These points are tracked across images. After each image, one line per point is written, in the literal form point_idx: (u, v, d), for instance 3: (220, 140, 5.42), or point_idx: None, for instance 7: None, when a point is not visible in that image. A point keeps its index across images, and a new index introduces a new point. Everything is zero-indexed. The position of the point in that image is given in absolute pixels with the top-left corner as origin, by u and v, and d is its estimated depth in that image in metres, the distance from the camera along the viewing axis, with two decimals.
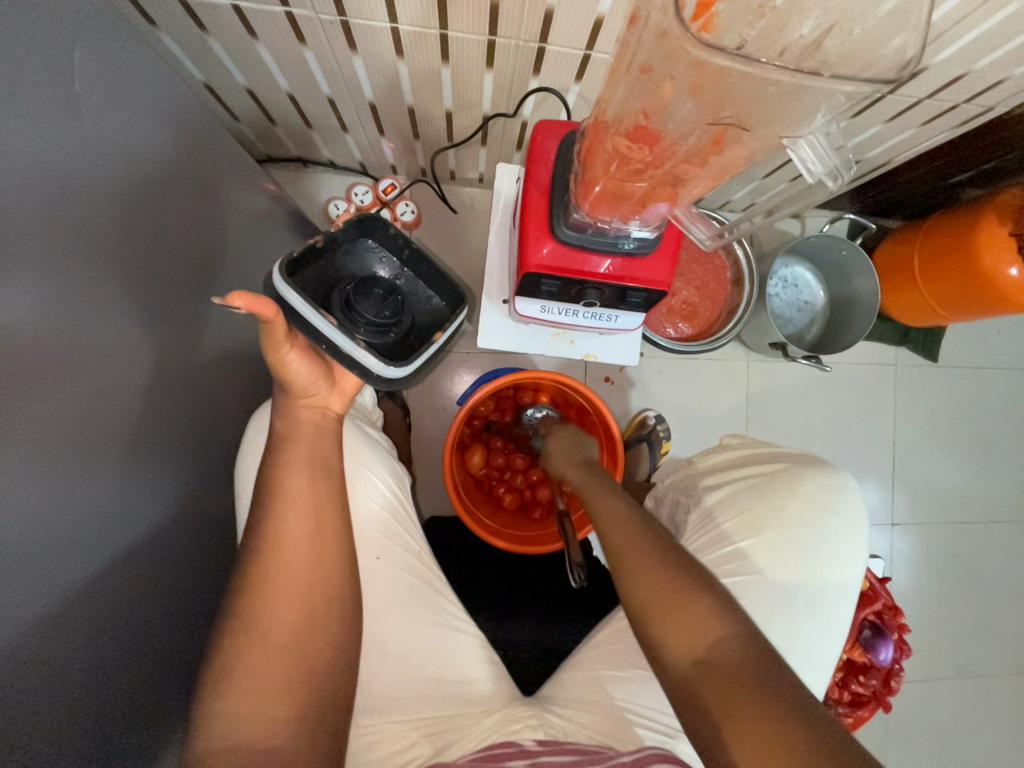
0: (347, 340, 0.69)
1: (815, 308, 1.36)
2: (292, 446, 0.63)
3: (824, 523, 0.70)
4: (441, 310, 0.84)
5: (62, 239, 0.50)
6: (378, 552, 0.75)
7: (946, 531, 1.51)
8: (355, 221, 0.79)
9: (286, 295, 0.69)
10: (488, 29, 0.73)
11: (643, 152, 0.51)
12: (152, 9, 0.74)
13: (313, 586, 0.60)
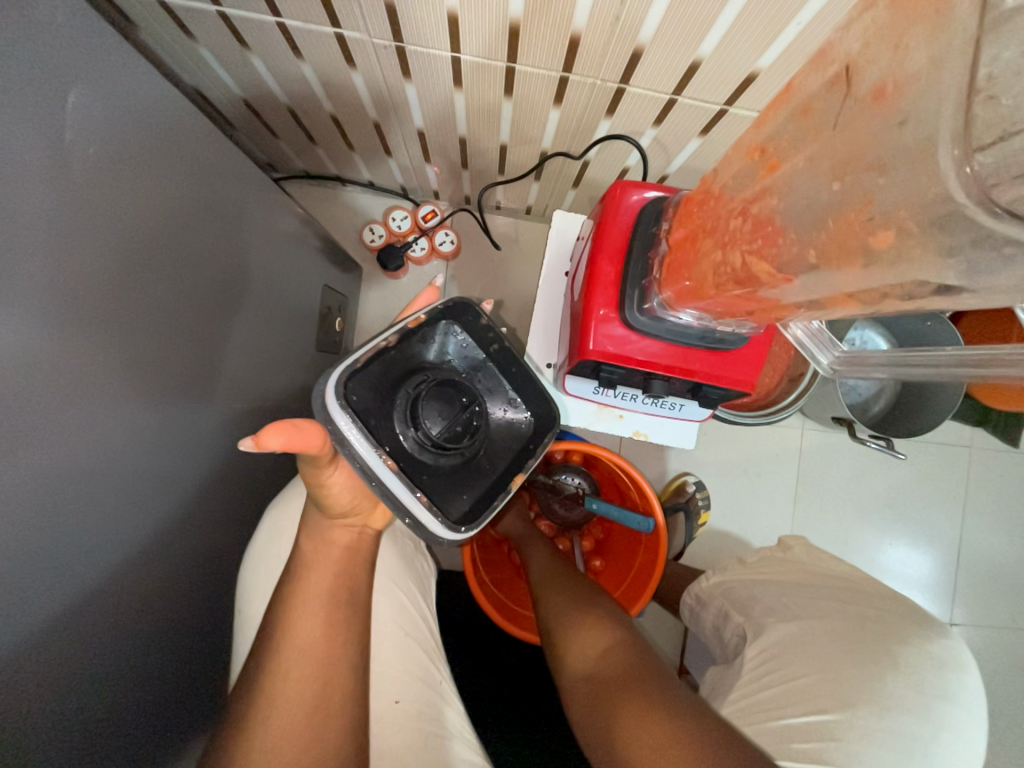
0: (404, 487, 0.58)
1: (885, 379, 1.22)
2: (316, 571, 0.57)
3: (924, 694, 0.58)
4: (521, 428, 0.70)
5: (64, 296, 0.42)
6: (397, 696, 0.60)
7: (1013, 638, 1.33)
8: (441, 307, 0.65)
9: (338, 421, 0.57)
10: (563, 66, 0.64)
11: (777, 278, 0.42)
12: (190, 22, 0.67)
13: (313, 739, 0.49)
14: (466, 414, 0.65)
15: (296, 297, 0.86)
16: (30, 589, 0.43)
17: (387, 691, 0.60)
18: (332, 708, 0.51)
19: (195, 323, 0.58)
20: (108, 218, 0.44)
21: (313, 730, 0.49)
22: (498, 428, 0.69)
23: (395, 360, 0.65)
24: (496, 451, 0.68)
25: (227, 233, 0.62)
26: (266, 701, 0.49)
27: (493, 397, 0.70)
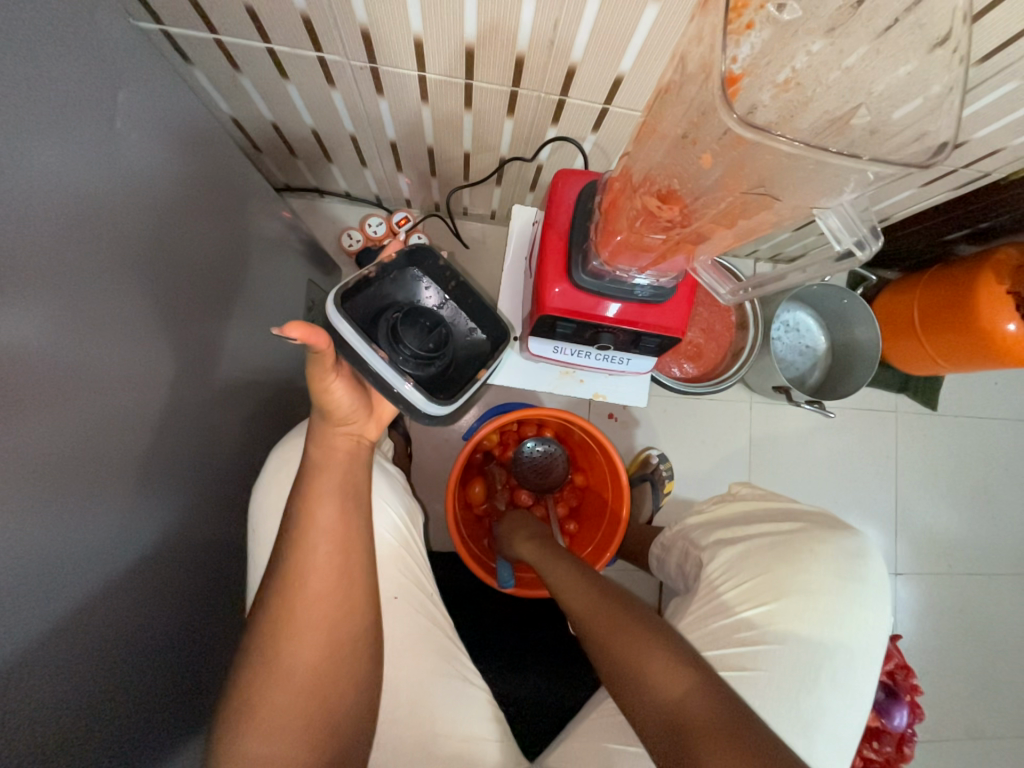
0: (393, 373, 0.67)
1: (816, 353, 1.37)
2: (323, 476, 0.57)
3: (842, 585, 0.70)
4: (483, 345, 0.79)
5: (92, 257, 0.49)
6: (396, 592, 0.65)
7: (952, 583, 1.47)
8: (406, 249, 0.75)
9: (337, 325, 0.68)
10: (512, 82, 0.76)
11: (675, 212, 0.51)
12: (190, 49, 0.77)
13: (336, 622, 0.54)
14: (438, 333, 0.71)
15: (284, 290, 0.94)
16: (74, 510, 0.49)
17: (388, 587, 0.65)
18: (353, 583, 0.56)
19: (196, 304, 0.67)
20: (130, 202, 0.54)
21: (341, 599, 0.55)
22: (465, 345, 0.78)
23: (373, 296, 0.74)
24: (464, 363, 0.77)
25: (225, 224, 0.72)
26: (293, 590, 0.52)
27: (458, 323, 0.79)
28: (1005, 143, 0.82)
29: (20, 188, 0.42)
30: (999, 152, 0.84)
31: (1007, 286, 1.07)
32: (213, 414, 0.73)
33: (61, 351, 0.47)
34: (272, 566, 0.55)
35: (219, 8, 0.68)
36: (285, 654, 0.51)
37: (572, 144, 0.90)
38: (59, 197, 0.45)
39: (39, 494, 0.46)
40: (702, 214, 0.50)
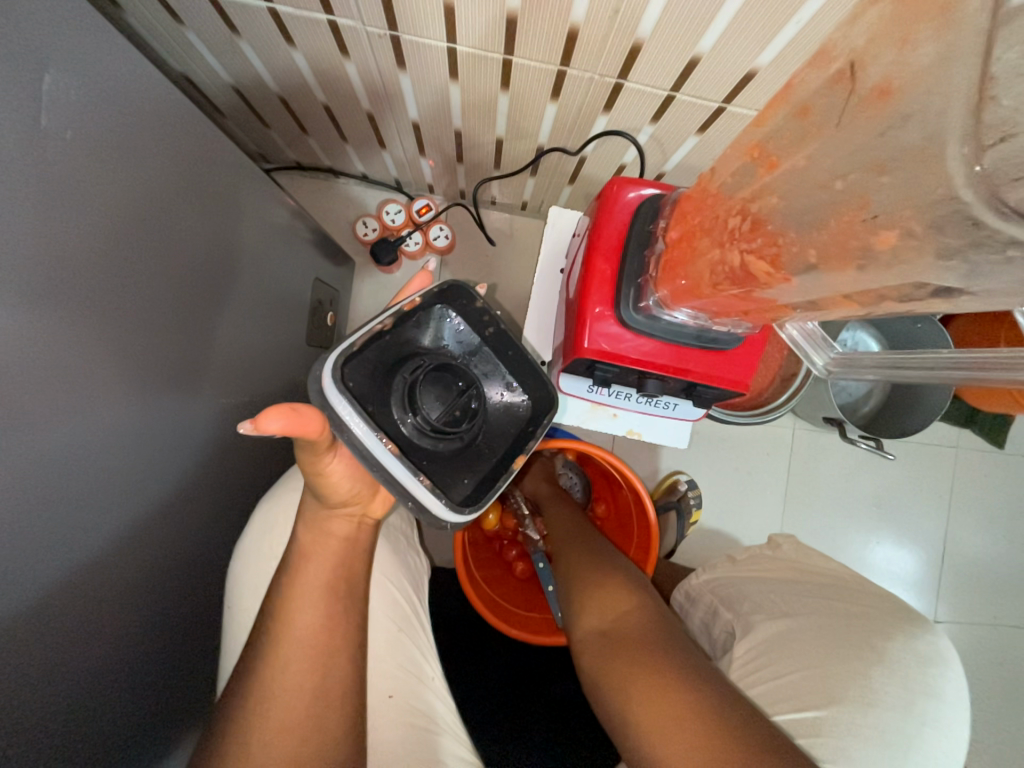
0: (406, 470, 0.54)
1: (875, 380, 1.22)
2: (311, 566, 0.52)
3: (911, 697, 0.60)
4: (521, 411, 0.67)
5: (41, 281, 0.40)
6: (391, 690, 0.57)
7: (995, 635, 1.36)
8: (436, 287, 0.63)
9: (334, 402, 0.54)
10: (560, 60, 0.63)
11: (772, 276, 0.42)
12: (179, 5, 0.65)
13: (312, 717, 0.48)
14: (464, 399, 0.63)
15: (288, 291, 0.84)
16: (21, 582, 0.42)
17: (380, 682, 0.57)
18: (330, 701, 0.49)
19: (183, 324, 0.57)
20: (92, 208, 0.43)
21: (314, 716, 0.48)
22: (499, 410, 0.67)
23: (389, 347, 0.62)
24: (495, 434, 0.66)
25: (220, 222, 0.62)
26: (263, 699, 0.47)
27: (491, 380, 0.67)
28: None
29: None
30: None
31: None
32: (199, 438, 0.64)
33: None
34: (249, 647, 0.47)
35: None
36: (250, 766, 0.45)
37: (623, 137, 0.76)
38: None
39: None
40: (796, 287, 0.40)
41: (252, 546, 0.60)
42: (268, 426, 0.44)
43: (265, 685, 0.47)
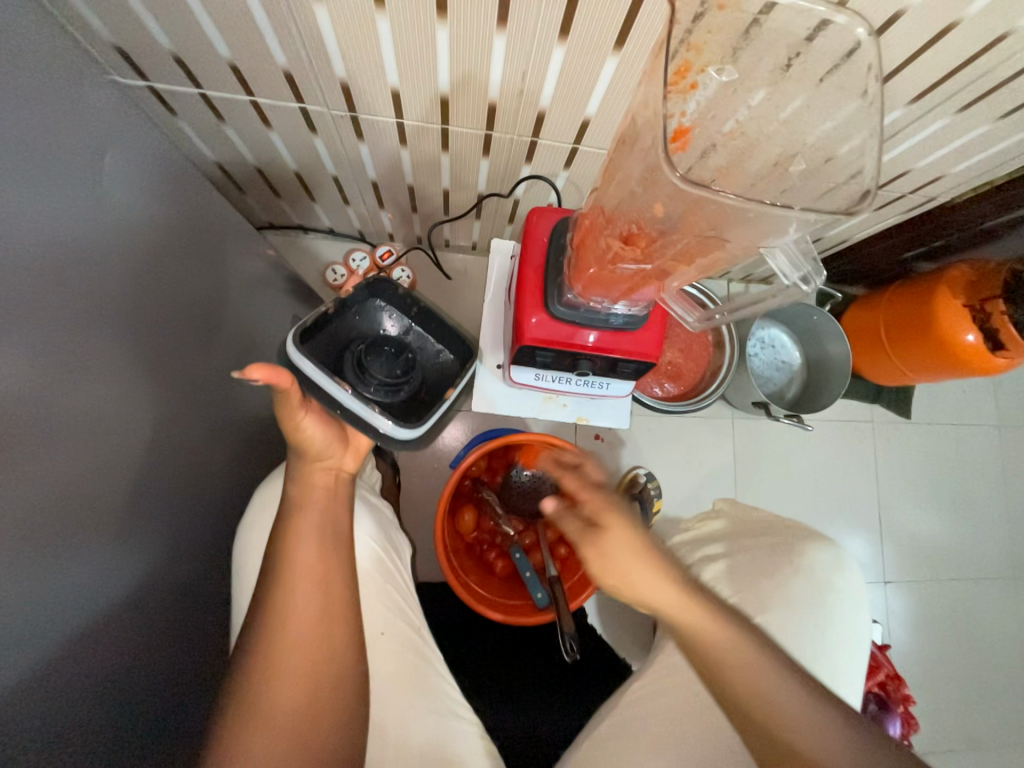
0: (360, 405, 0.69)
1: (792, 368, 1.41)
2: (304, 514, 0.59)
3: (829, 602, 0.72)
4: (451, 365, 0.82)
5: (80, 307, 0.50)
6: (383, 628, 0.64)
7: (940, 589, 1.49)
8: (366, 282, 0.79)
9: (300, 364, 0.70)
10: (486, 126, 0.81)
11: (636, 254, 0.55)
12: (174, 101, 0.80)
13: (317, 661, 0.53)
14: (403, 359, 0.74)
15: (269, 327, 0.95)
16: (58, 562, 0.49)
17: (375, 622, 0.64)
18: (333, 620, 0.56)
19: (178, 349, 0.67)
20: (114, 252, 0.55)
21: (320, 635, 0.54)
22: (434, 368, 0.82)
23: (337, 329, 0.77)
24: (433, 385, 0.81)
25: (208, 267, 0.74)
26: (274, 633, 0.53)
27: (423, 348, 0.82)
28: (945, 171, 0.88)
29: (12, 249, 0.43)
30: (941, 180, 0.91)
31: (963, 300, 1.14)
32: (198, 453, 0.72)
33: (51, 401, 0.48)
34: (253, 609, 0.54)
35: (204, 66, 0.72)
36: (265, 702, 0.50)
37: (545, 181, 0.94)
38: (52, 252, 0.47)
39: (22, 546, 0.45)
40: (664, 251, 0.53)
41: (251, 538, 0.67)
42: (252, 379, 0.52)
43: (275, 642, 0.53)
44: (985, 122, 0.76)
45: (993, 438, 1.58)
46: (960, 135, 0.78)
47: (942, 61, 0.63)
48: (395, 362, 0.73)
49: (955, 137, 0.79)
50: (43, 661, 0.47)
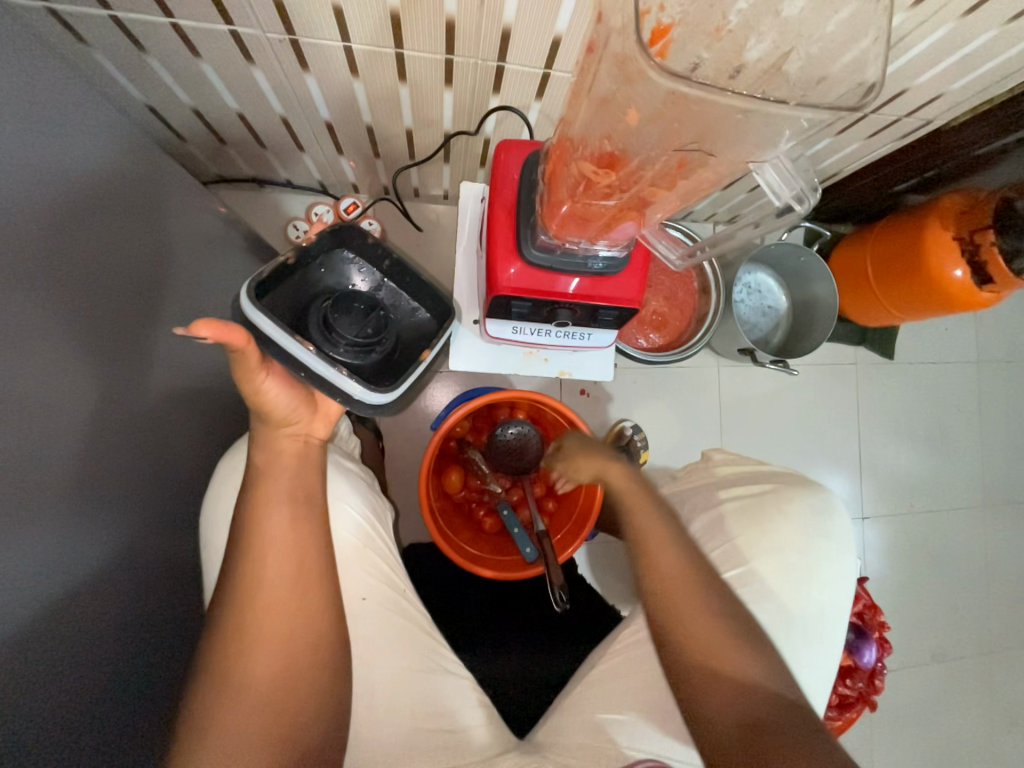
0: (326, 366, 0.63)
1: (778, 312, 1.38)
2: (271, 480, 0.56)
3: (812, 544, 0.73)
4: (427, 323, 0.78)
5: None
6: (364, 592, 0.64)
7: (916, 522, 1.55)
8: (330, 230, 0.73)
9: (257, 322, 0.64)
10: (446, 49, 0.72)
11: (611, 178, 0.49)
12: (82, 28, 0.69)
13: (296, 629, 0.53)
14: (375, 317, 0.68)
15: (226, 290, 0.88)
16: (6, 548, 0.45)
17: (355, 588, 0.64)
18: (310, 588, 0.55)
19: (121, 315, 0.61)
20: (19, 204, 0.48)
21: (296, 603, 0.53)
22: (409, 325, 0.77)
23: (301, 283, 0.72)
24: (408, 344, 0.76)
25: (148, 225, 0.67)
26: (247, 601, 0.52)
27: (398, 304, 0.77)
28: (943, 89, 0.82)
29: None
30: (939, 99, 0.85)
31: (953, 232, 1.10)
32: (158, 427, 0.68)
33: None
34: (226, 580, 0.52)
35: None
36: (244, 668, 0.50)
37: (516, 114, 0.86)
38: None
39: None
40: (640, 177, 0.48)
41: (224, 511, 0.64)
42: (199, 336, 0.46)
43: (250, 616, 0.51)
44: (990, 27, 0.69)
45: (973, 374, 1.60)
46: (963, 43, 0.72)
47: None
48: (366, 321, 0.66)
49: (959, 46, 0.72)
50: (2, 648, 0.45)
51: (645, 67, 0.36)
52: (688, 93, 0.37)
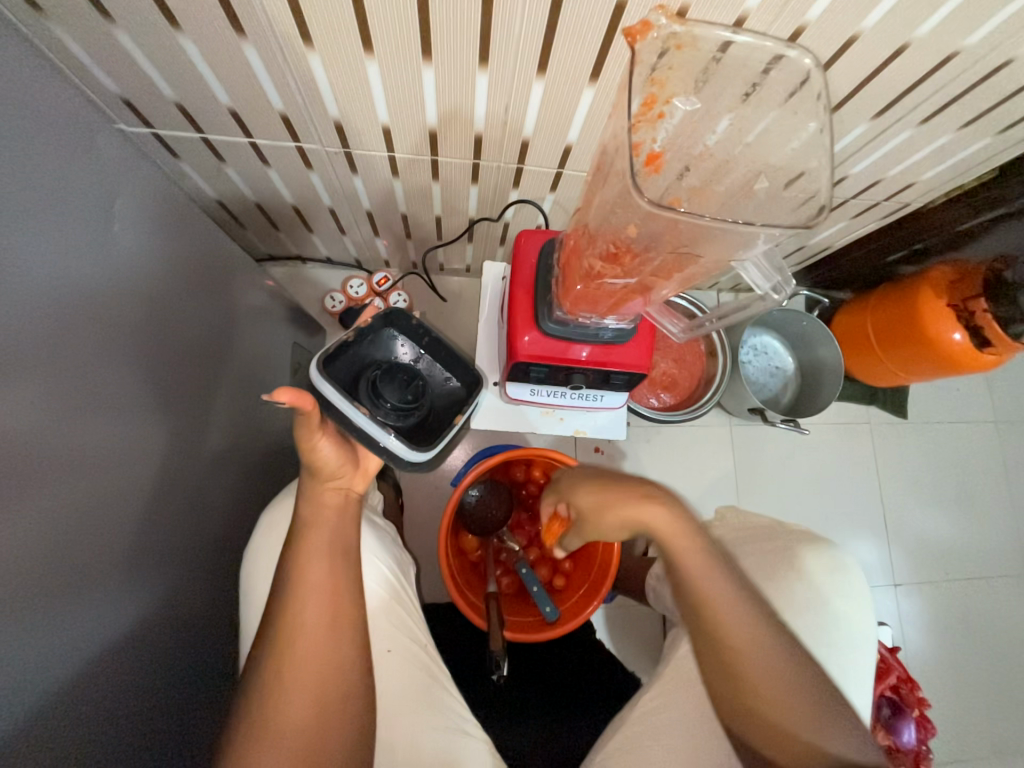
0: (375, 428, 0.70)
1: (785, 373, 1.43)
2: (315, 531, 0.60)
3: (837, 608, 0.73)
4: (459, 392, 0.83)
5: (93, 340, 0.53)
6: (389, 646, 0.65)
7: (951, 589, 1.48)
8: (381, 311, 0.81)
9: (321, 387, 0.72)
10: (474, 155, 0.85)
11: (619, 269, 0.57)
12: (177, 146, 0.84)
13: (328, 681, 0.54)
14: (415, 386, 0.74)
15: (271, 355, 0.98)
16: (71, 596, 0.50)
17: (380, 640, 0.65)
18: (342, 639, 0.56)
19: (188, 381, 0.69)
20: (128, 288, 0.57)
21: (330, 651, 0.55)
22: (443, 395, 0.82)
23: (354, 355, 0.79)
24: (442, 412, 0.81)
25: (217, 304, 0.77)
26: (285, 649, 0.54)
27: (433, 375, 0.83)
28: (915, 178, 0.92)
29: (32, 295, 0.46)
30: (913, 186, 0.94)
31: (947, 299, 1.16)
32: (204, 481, 0.73)
33: (68, 430, 0.50)
34: (264, 628, 0.55)
35: (205, 111, 0.76)
36: (277, 718, 0.51)
37: (532, 203, 0.98)
38: (73, 295, 0.50)
39: (41, 576, 0.46)
40: (643, 267, 0.55)
41: (257, 563, 0.68)
42: (280, 400, 0.55)
43: (279, 667, 0.53)
44: (946, 132, 0.80)
45: (990, 434, 1.59)
46: (925, 144, 0.82)
47: (896, 78, 0.68)
48: (406, 388, 0.73)
49: (923, 144, 0.82)
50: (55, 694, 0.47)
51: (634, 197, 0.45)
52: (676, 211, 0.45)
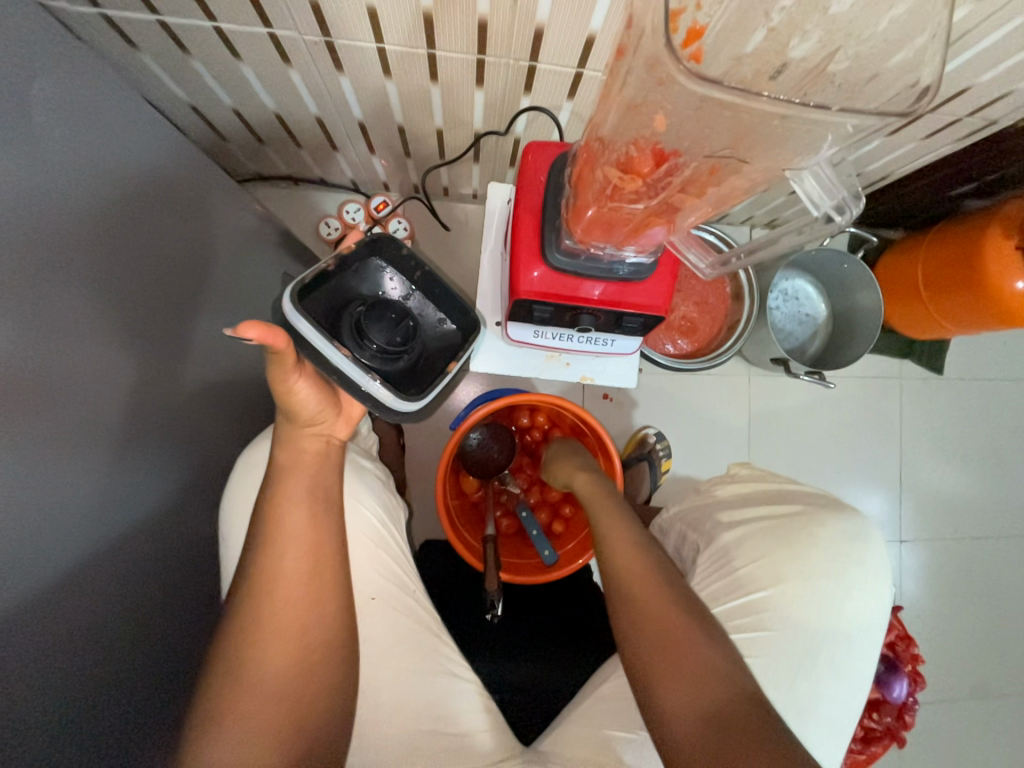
0: (357, 370, 0.68)
1: (817, 321, 1.31)
2: (292, 478, 0.58)
3: (848, 572, 0.70)
4: (452, 336, 0.78)
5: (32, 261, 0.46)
6: (374, 593, 0.66)
7: (960, 548, 1.45)
8: (367, 239, 0.73)
9: (296, 323, 0.68)
10: (478, 49, 0.72)
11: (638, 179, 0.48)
12: (132, 32, 0.72)
13: (306, 622, 0.55)
14: (404, 326, 0.69)
15: (261, 286, 0.91)
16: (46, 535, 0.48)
17: (365, 587, 0.66)
18: (323, 584, 0.58)
19: (162, 314, 0.64)
20: (72, 206, 0.50)
21: (309, 595, 0.56)
22: (435, 337, 0.77)
23: (336, 290, 0.72)
24: (433, 356, 0.76)
25: (192, 224, 0.69)
26: (263, 593, 0.54)
27: (425, 314, 0.78)
28: (1011, 86, 0.76)
29: None
30: (1007, 97, 0.78)
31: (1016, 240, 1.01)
32: (190, 420, 0.70)
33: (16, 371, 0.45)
34: (245, 569, 0.55)
35: None
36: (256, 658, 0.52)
37: (546, 114, 0.85)
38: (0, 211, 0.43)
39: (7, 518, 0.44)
40: (672, 180, 0.48)
41: None
42: (246, 337, 0.49)
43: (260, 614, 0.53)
44: None
45: None
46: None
47: None
48: (395, 329, 0.68)
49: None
50: (41, 627, 0.47)
51: (676, 72, 0.36)
52: (709, 92, 0.36)
